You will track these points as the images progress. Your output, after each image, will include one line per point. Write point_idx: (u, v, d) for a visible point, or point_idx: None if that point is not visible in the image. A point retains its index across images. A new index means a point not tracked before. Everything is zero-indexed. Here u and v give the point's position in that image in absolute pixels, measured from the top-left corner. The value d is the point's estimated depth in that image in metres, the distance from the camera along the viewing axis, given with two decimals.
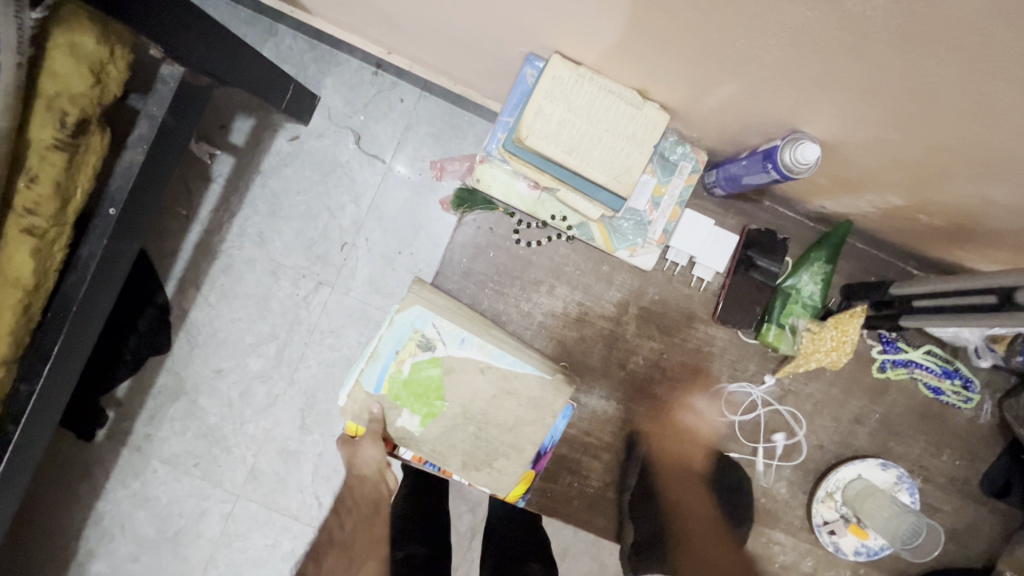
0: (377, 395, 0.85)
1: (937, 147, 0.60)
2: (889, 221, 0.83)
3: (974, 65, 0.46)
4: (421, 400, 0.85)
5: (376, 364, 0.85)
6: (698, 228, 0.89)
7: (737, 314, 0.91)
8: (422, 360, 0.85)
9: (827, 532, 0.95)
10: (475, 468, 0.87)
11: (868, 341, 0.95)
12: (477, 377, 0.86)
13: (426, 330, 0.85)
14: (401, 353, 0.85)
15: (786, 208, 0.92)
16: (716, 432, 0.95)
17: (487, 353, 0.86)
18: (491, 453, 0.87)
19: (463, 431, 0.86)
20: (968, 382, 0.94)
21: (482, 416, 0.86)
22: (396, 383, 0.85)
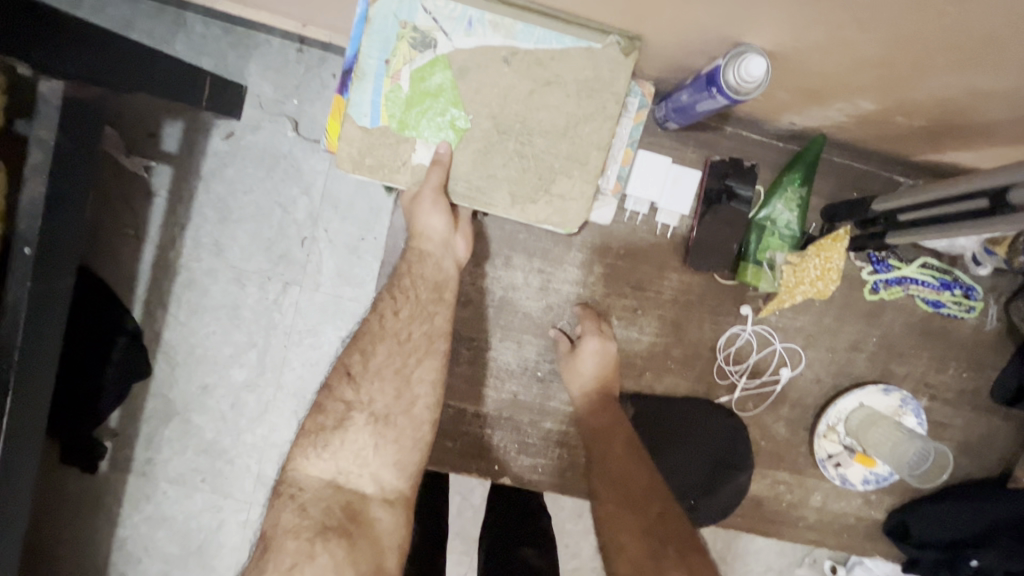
0: (375, 128, 0.66)
1: (891, 39, 0.51)
2: (865, 128, 0.74)
3: None
4: (427, 118, 0.66)
5: (367, 87, 0.65)
6: (656, 169, 0.79)
7: (708, 256, 0.83)
8: (419, 62, 0.64)
9: (833, 467, 0.91)
10: (530, 200, 0.68)
11: (856, 263, 0.87)
12: (564, 146, 0.67)
13: (416, 18, 0.63)
14: (391, 59, 0.65)
15: (753, 131, 0.83)
16: (706, 383, 0.90)
17: (506, 35, 0.64)
18: (546, 173, 0.68)
19: (508, 150, 0.67)
20: (970, 291, 0.87)
21: (523, 125, 0.66)
22: (395, 104, 0.65)
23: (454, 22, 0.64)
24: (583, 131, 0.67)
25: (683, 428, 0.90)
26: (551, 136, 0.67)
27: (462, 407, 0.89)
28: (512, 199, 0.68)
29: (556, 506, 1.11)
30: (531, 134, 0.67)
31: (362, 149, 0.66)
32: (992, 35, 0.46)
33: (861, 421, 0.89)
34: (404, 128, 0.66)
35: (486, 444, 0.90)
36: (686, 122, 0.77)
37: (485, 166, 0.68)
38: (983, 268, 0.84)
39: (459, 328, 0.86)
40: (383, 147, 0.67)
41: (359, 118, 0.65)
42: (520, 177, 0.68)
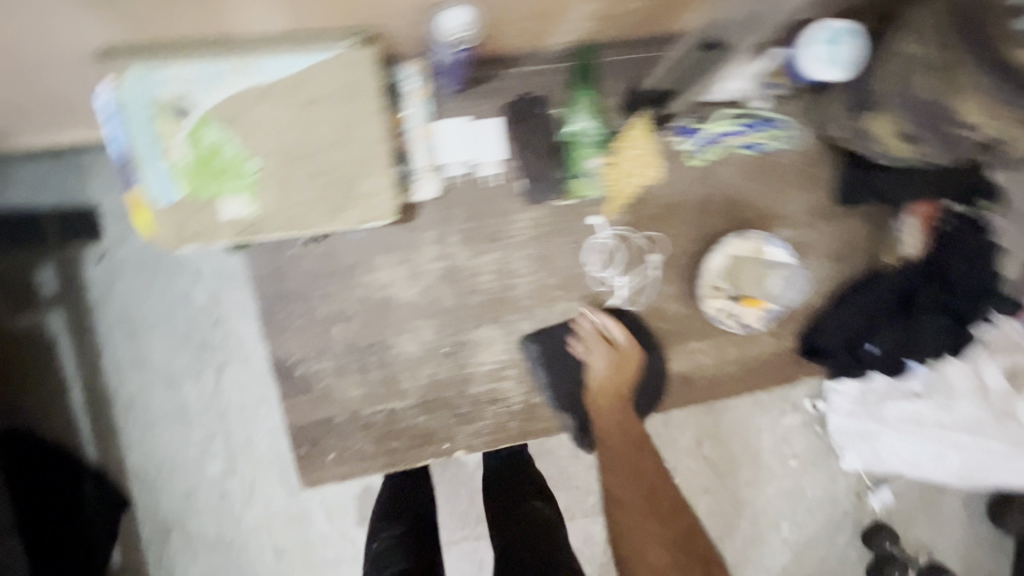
0: (179, 203, 0.71)
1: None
2: (612, 24, 0.80)
3: None
4: (222, 176, 0.71)
5: (154, 169, 0.70)
6: (455, 132, 0.86)
7: (539, 186, 0.90)
8: (188, 130, 0.69)
9: (730, 319, 1.00)
10: (343, 209, 0.75)
11: (670, 139, 0.93)
12: (349, 150, 0.73)
13: (163, 92, 0.66)
14: (164, 138, 0.69)
15: (531, 64, 0.88)
16: (592, 296, 0.97)
17: (249, 74, 0.67)
18: (345, 181, 0.74)
19: (305, 177, 0.72)
20: (773, 123, 0.95)
21: (304, 148, 0.71)
22: (184, 176, 0.70)
23: (196, 83, 0.67)
24: (358, 133, 0.72)
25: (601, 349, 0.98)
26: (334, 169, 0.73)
27: (390, 408, 0.95)
28: (326, 212, 0.74)
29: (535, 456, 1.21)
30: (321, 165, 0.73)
31: (178, 225, 0.72)
32: None
33: (734, 271, 0.99)
34: (202, 192, 0.71)
35: (428, 431, 0.97)
36: (461, 82, 0.82)
37: (292, 200, 0.73)
38: (763, 102, 0.93)
39: (355, 342, 0.92)
40: (195, 215, 0.72)
41: (161, 197, 0.71)
42: (324, 195, 0.74)
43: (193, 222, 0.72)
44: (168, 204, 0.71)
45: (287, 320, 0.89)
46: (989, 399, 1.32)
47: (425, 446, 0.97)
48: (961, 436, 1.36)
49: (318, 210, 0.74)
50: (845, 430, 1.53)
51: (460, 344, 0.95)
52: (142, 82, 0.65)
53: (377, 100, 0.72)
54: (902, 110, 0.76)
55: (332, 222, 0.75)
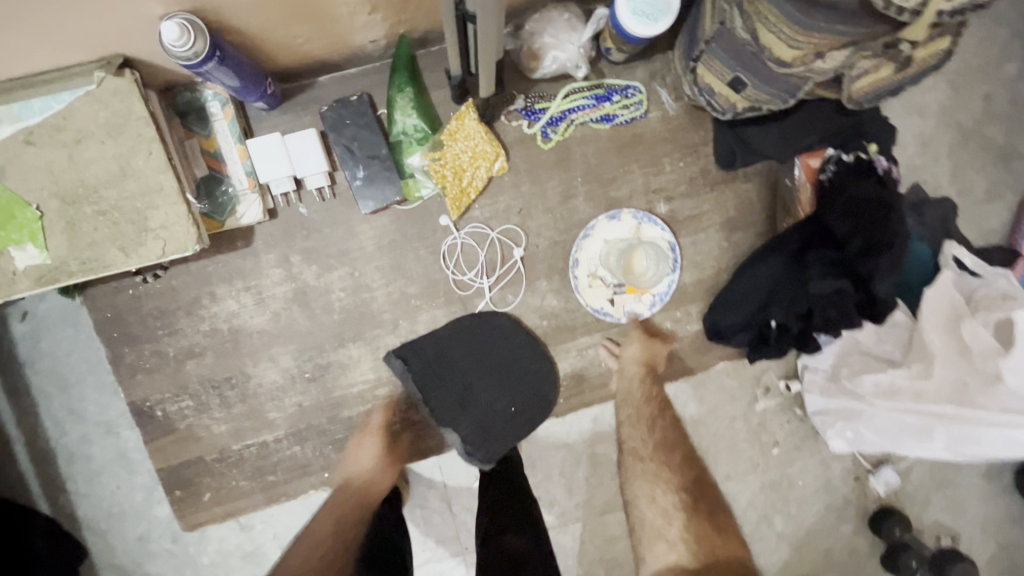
0: None
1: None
2: (407, 11, 0.75)
3: None
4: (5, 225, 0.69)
5: None
6: (266, 148, 0.80)
7: (373, 191, 0.84)
8: None
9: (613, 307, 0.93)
10: (139, 245, 0.72)
11: (512, 124, 0.87)
12: (135, 183, 0.70)
13: None
14: None
15: (350, 66, 0.84)
16: (457, 300, 0.91)
17: (10, 120, 0.66)
18: (136, 214, 0.71)
19: (93, 216, 0.70)
20: (626, 90, 0.88)
21: (84, 187, 0.69)
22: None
23: None
24: (137, 164, 0.70)
25: (500, 350, 0.93)
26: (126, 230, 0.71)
27: (261, 441, 0.91)
28: (122, 250, 0.71)
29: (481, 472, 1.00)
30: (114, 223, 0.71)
31: None
32: None
33: (608, 258, 0.91)
34: None
35: (304, 461, 0.92)
36: (262, 95, 0.78)
37: (83, 242, 0.71)
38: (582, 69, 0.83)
39: (212, 376, 0.89)
40: None
41: None
42: (116, 232, 0.71)
43: None
44: None
45: (139, 363, 0.87)
46: (972, 359, 0.92)
47: (304, 478, 0.93)
48: (941, 406, 0.93)
49: (113, 249, 0.71)
50: (825, 410, 1.06)
51: (323, 366, 0.91)
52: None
53: (152, 127, 0.70)
54: (726, 58, 0.67)
55: (128, 260, 0.71)
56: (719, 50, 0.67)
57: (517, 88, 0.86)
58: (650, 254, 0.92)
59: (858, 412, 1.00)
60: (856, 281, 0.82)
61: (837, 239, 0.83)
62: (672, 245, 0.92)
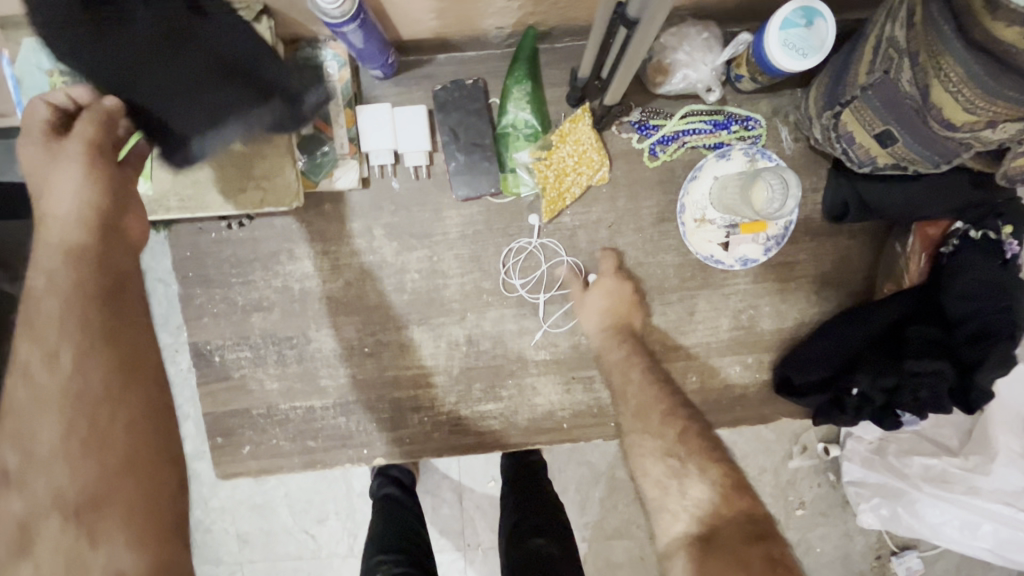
0: None
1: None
2: (549, 2, 0.73)
3: None
4: None
5: None
6: (375, 119, 0.80)
7: (469, 179, 0.83)
8: None
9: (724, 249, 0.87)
10: (240, 190, 0.73)
11: (622, 136, 0.84)
12: None
13: (63, 65, 0.67)
14: None
15: (472, 48, 0.83)
16: (529, 303, 0.89)
17: None
18: (244, 159, 0.72)
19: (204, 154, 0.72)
20: (746, 121, 0.84)
21: None
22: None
23: None
24: None
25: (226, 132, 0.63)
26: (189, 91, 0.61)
27: (308, 405, 0.91)
28: (223, 190, 0.73)
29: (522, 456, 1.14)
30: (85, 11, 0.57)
31: None
32: None
33: (723, 193, 0.82)
34: None
35: (346, 433, 0.91)
36: (380, 64, 0.77)
37: (187, 178, 0.72)
38: (715, 93, 0.80)
39: (273, 332, 0.89)
40: None
41: None
42: (222, 173, 0.72)
43: None
44: None
45: (206, 306, 0.87)
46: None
47: (342, 450, 0.92)
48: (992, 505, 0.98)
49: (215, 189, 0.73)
50: (862, 482, 1.09)
51: (384, 345, 0.90)
52: (37, 52, 0.66)
53: None
54: (880, 108, 0.63)
55: (227, 202, 0.73)
56: (875, 99, 0.63)
57: (635, 100, 0.83)
58: (773, 183, 0.75)
59: (905, 495, 1.03)
60: (956, 367, 0.78)
61: (943, 320, 0.79)
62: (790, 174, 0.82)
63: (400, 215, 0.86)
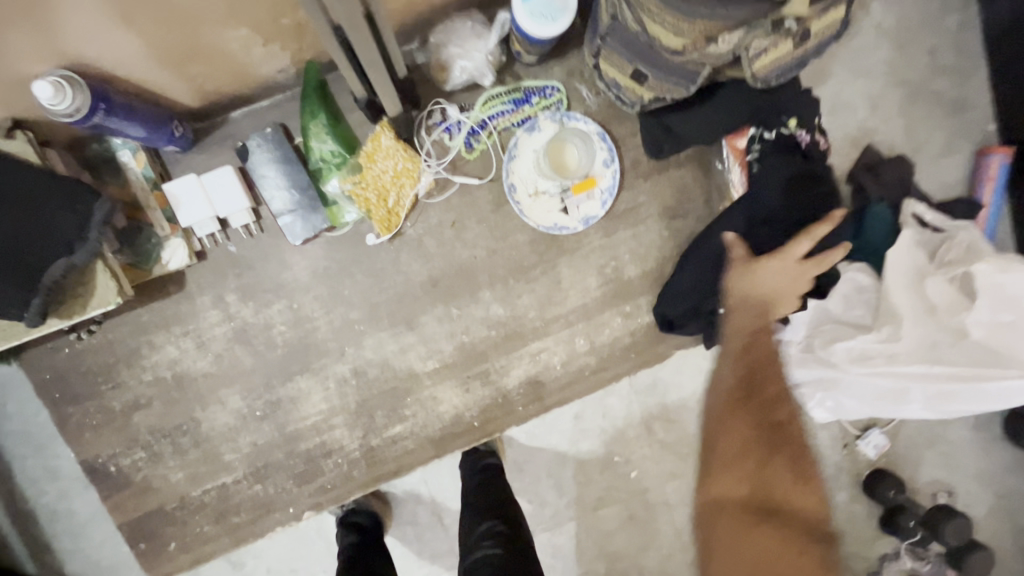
0: None
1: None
2: (307, 36, 0.74)
3: None
4: None
5: None
6: (186, 193, 0.80)
7: (300, 221, 0.83)
8: None
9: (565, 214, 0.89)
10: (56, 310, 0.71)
11: (432, 138, 0.86)
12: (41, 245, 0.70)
13: None
14: None
15: (260, 97, 0.83)
16: (402, 319, 0.90)
17: None
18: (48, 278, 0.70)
19: None
20: (543, 92, 0.86)
21: None
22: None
23: None
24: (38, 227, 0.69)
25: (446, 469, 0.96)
26: None
27: (220, 484, 0.90)
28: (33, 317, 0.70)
29: (466, 465, 1.14)
30: None
31: None
32: None
33: (543, 166, 0.87)
34: None
35: (267, 498, 0.91)
36: (171, 138, 0.77)
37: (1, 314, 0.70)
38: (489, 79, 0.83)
39: (161, 426, 0.88)
40: None
41: None
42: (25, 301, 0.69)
43: None
44: None
45: (85, 421, 0.86)
46: (940, 317, 1.02)
47: (269, 515, 0.91)
48: (917, 366, 1.02)
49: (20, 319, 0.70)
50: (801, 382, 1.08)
51: (275, 403, 0.90)
52: None
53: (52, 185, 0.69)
54: (625, 52, 0.66)
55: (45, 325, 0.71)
56: (615, 43, 0.66)
57: (434, 101, 0.85)
58: (577, 143, 0.87)
59: (833, 380, 1.06)
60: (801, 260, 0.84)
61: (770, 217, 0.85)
62: (600, 132, 0.88)
63: (247, 275, 0.86)
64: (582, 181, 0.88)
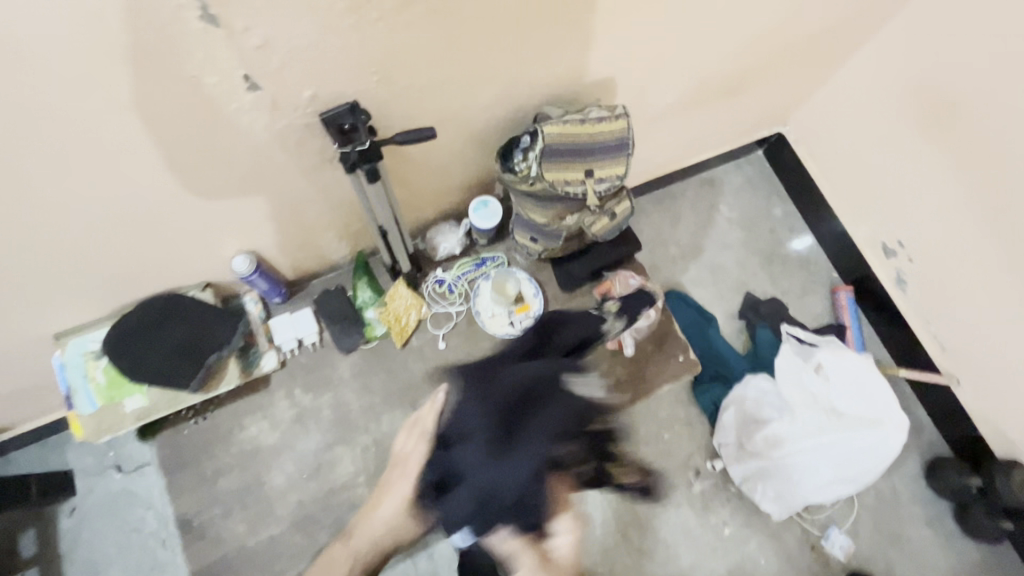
0: (100, 408, 1.17)
1: (282, 200, 1.09)
2: (362, 237, 1.36)
3: (205, 201, 1.00)
4: (127, 386, 1.17)
5: (84, 390, 1.16)
6: (284, 323, 1.33)
7: (347, 339, 1.35)
8: (104, 365, 1.16)
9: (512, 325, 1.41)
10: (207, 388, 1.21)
11: (429, 287, 1.42)
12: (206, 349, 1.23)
13: (90, 348, 1.15)
14: (89, 372, 1.15)
15: (329, 271, 1.42)
16: (408, 401, 1.35)
17: None
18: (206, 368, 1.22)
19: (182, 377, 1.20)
20: (493, 258, 1.46)
21: None
22: (100, 391, 1.17)
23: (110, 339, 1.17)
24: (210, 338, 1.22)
25: None
26: (177, 347, 1.16)
27: (271, 534, 1.22)
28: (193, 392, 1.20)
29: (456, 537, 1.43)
30: (125, 337, 1.14)
31: (97, 423, 1.16)
32: (280, 202, 1.10)
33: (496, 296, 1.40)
34: (114, 399, 1.17)
35: (304, 545, 1.22)
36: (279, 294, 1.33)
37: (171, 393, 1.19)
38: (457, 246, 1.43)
39: (236, 487, 1.24)
40: (109, 413, 1.17)
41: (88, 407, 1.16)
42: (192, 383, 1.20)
43: (108, 418, 1.17)
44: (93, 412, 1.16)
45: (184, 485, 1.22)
46: (819, 401, 1.57)
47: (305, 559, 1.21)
48: (815, 438, 1.54)
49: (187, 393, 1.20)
50: (746, 473, 1.62)
51: (318, 467, 1.28)
52: (79, 343, 1.15)
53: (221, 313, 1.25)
54: (524, 229, 1.28)
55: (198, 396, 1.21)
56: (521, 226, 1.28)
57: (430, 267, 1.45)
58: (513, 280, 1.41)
59: (768, 465, 1.58)
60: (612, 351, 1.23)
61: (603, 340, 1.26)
62: (527, 277, 1.43)
63: (310, 376, 1.34)
64: (522, 305, 1.42)
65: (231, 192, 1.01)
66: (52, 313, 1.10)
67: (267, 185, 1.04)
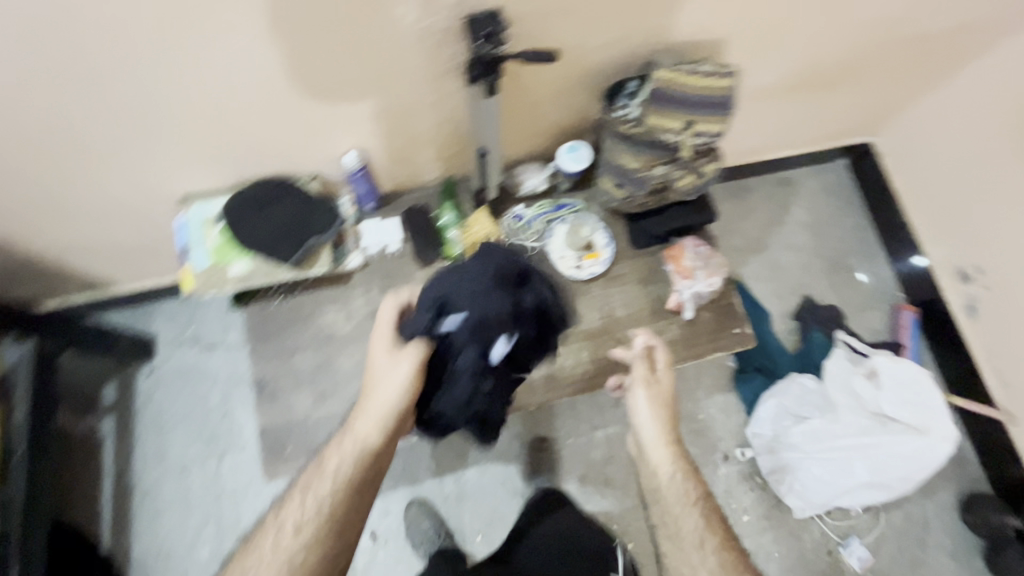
0: (208, 267, 1.29)
1: (397, 101, 1.19)
2: (456, 159, 1.44)
3: (334, 86, 1.10)
4: (233, 251, 1.30)
5: (197, 249, 1.29)
6: (371, 227, 1.43)
7: (425, 252, 1.44)
8: (218, 230, 1.29)
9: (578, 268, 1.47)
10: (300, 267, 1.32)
11: (507, 220, 1.49)
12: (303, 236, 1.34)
13: (209, 213, 1.29)
14: (205, 233, 1.29)
15: (418, 189, 1.51)
16: None
17: None
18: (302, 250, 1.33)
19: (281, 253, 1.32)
20: (571, 204, 1.51)
21: None
22: (210, 252, 1.29)
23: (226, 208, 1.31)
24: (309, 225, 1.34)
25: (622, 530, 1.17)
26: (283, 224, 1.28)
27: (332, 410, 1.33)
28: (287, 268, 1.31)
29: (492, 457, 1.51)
30: (240, 207, 1.27)
31: (204, 280, 1.29)
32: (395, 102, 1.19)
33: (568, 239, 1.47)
34: (221, 262, 1.29)
35: None
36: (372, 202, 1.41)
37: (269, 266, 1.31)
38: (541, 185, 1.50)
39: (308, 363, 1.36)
40: (214, 274, 1.29)
41: (198, 265, 1.29)
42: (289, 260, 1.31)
43: (213, 277, 1.29)
44: (201, 269, 1.29)
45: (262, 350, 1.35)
46: (865, 404, 1.56)
47: None
48: (854, 438, 1.53)
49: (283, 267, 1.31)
50: (775, 467, 1.61)
51: None
52: (201, 207, 1.30)
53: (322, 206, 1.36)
54: (609, 172, 1.36)
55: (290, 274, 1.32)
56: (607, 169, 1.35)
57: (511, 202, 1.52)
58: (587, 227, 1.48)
59: (799, 460, 1.57)
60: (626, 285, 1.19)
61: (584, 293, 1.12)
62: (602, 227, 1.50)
63: (386, 279, 1.44)
64: (591, 252, 1.47)
65: (358, 81, 1.11)
66: (181, 170, 1.23)
67: (389, 81, 1.13)
